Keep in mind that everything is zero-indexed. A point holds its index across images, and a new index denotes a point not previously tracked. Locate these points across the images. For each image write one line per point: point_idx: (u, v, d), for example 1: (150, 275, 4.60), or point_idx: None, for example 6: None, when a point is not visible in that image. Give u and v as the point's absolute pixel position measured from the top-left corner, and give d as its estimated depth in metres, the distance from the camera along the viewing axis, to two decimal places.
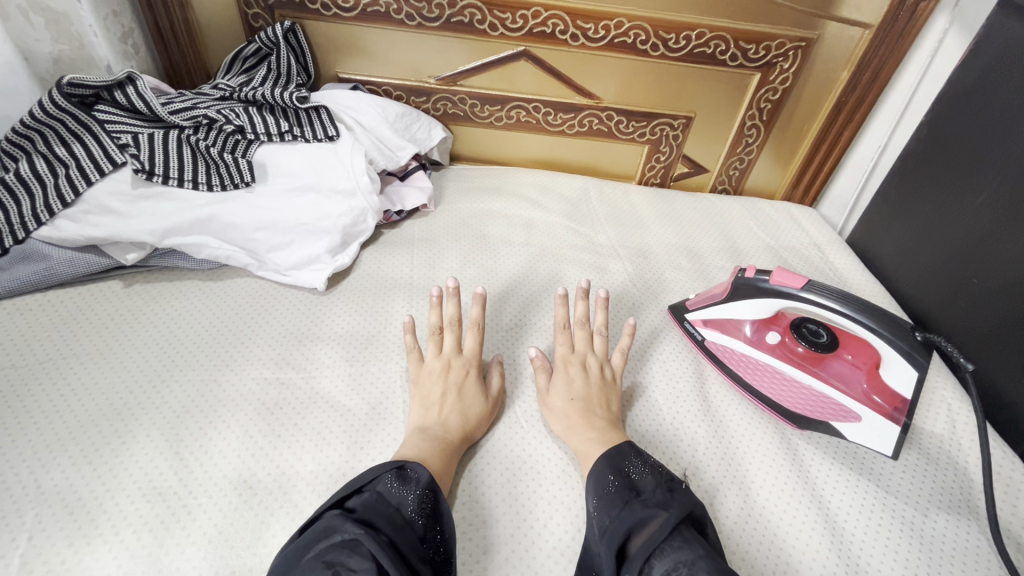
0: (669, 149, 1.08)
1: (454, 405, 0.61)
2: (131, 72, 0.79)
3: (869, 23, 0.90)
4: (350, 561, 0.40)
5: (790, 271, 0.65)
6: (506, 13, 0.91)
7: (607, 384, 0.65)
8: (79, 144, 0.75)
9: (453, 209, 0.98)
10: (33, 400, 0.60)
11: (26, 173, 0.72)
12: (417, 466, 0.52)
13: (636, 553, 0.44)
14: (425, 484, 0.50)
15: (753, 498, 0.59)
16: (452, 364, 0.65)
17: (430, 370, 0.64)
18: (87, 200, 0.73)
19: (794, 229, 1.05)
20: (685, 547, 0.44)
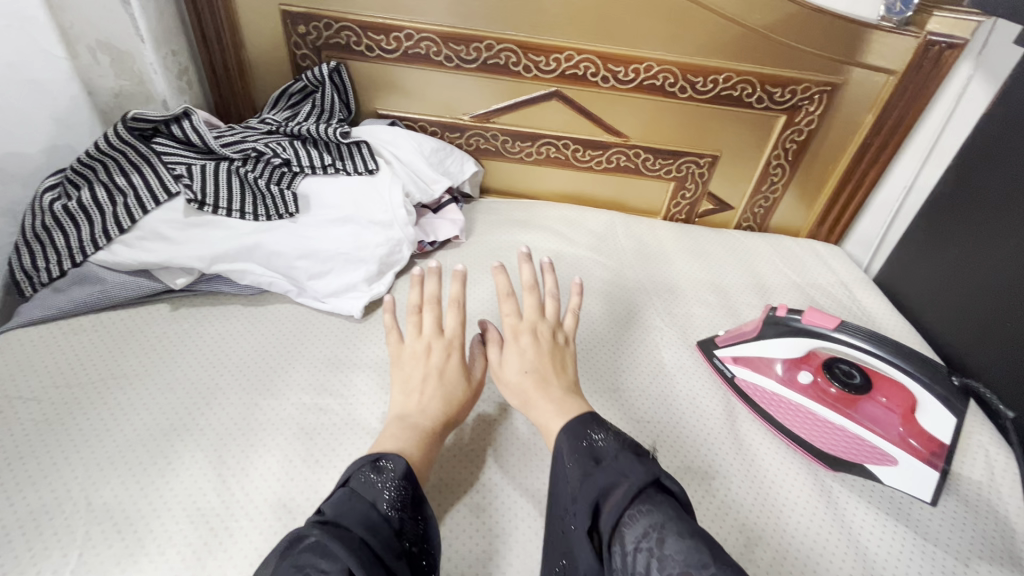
0: (694, 187, 1.10)
1: (434, 391, 0.59)
2: (187, 107, 0.84)
3: (894, 69, 0.92)
4: (320, 564, 0.41)
5: (822, 312, 0.66)
6: (540, 57, 0.95)
7: (560, 349, 0.63)
8: (138, 174, 0.79)
9: (483, 240, 1.01)
10: (85, 418, 0.63)
11: (88, 201, 0.77)
12: (394, 456, 0.52)
13: (608, 518, 0.45)
14: (399, 474, 0.50)
15: (789, 541, 0.58)
16: (428, 344, 0.62)
17: (412, 352, 0.62)
18: (142, 226, 0.77)
19: (821, 267, 1.05)
20: (654, 510, 0.43)
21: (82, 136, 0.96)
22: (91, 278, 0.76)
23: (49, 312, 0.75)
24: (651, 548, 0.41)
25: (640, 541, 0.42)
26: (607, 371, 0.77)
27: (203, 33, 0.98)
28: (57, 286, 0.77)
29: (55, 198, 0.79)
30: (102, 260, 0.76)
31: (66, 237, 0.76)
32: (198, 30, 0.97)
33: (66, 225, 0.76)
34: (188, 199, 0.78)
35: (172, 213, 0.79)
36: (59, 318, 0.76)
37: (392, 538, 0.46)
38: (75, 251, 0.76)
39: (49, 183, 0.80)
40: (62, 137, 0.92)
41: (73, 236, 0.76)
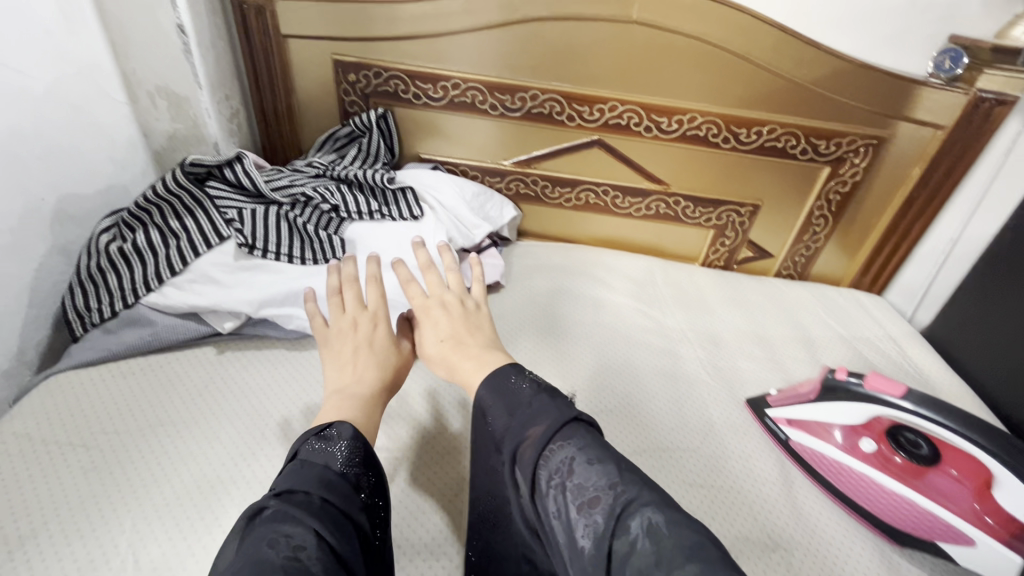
0: (734, 235, 1.10)
1: (366, 360, 0.63)
2: (240, 152, 0.85)
3: (942, 124, 0.91)
4: (289, 529, 0.41)
5: (886, 378, 0.64)
6: (584, 106, 0.96)
7: (470, 314, 0.68)
8: (192, 217, 0.81)
9: (523, 285, 1.00)
10: (133, 469, 0.63)
11: (142, 243, 0.79)
12: (339, 421, 0.54)
13: (528, 457, 0.47)
14: (348, 438, 0.52)
15: None
16: (357, 321, 0.67)
17: (338, 329, 0.66)
18: (194, 269, 0.78)
19: (867, 320, 1.03)
20: (567, 445, 0.46)
21: (133, 176, 0.98)
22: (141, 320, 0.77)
23: (98, 353, 0.75)
24: (563, 479, 0.44)
25: (554, 476, 0.45)
26: (651, 430, 0.75)
27: (257, 80, 1.01)
28: (107, 327, 0.77)
29: (110, 240, 0.81)
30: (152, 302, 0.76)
31: (120, 278, 0.78)
32: (252, 76, 1.00)
33: (121, 267, 0.78)
34: (239, 242, 0.79)
35: (222, 256, 0.79)
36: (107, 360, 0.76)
37: (351, 494, 0.48)
38: (128, 293, 0.77)
39: (106, 225, 0.82)
40: (117, 178, 0.95)
41: (127, 278, 0.77)
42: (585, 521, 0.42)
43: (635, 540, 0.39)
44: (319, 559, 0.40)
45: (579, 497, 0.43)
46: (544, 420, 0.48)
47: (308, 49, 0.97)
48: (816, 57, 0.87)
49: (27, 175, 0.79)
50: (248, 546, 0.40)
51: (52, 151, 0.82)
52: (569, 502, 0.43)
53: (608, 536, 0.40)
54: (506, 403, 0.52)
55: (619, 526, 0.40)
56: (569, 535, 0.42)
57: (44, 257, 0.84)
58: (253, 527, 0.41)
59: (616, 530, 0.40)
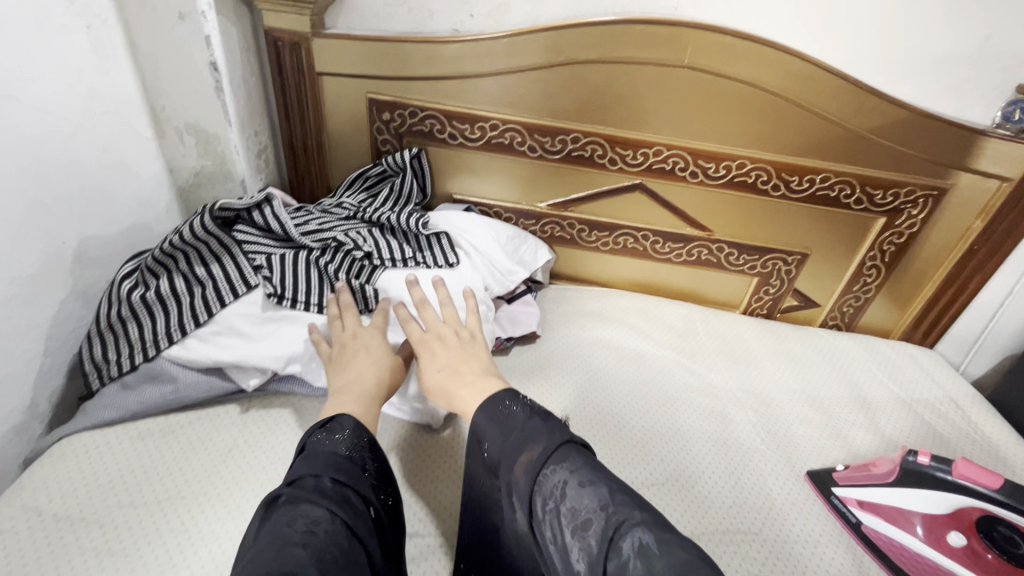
0: (779, 283, 1.04)
1: (362, 368, 0.68)
2: (270, 193, 0.80)
3: (1008, 176, 0.86)
4: (306, 509, 0.44)
5: (977, 466, 0.59)
6: (627, 150, 0.92)
7: (468, 345, 0.69)
8: (217, 263, 0.76)
9: (560, 335, 0.95)
10: (152, 549, 0.58)
11: (166, 292, 0.74)
12: (341, 414, 0.58)
13: (524, 480, 0.49)
14: (352, 427, 0.56)
15: None
16: (358, 329, 0.73)
17: (339, 346, 0.71)
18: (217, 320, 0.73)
19: (923, 378, 0.97)
20: (561, 469, 0.47)
21: (157, 214, 0.95)
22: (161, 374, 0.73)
23: (117, 411, 0.71)
24: (557, 503, 0.45)
25: (549, 501, 0.46)
26: (704, 505, 0.69)
27: (287, 117, 0.98)
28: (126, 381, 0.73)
29: (132, 286, 0.76)
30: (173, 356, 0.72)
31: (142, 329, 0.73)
32: (283, 113, 0.97)
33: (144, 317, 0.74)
34: (267, 293, 0.74)
35: (249, 305, 0.75)
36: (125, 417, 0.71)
37: (360, 474, 0.52)
38: (149, 345, 0.72)
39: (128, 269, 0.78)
40: (140, 216, 0.91)
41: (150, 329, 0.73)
42: (579, 544, 0.42)
43: (626, 561, 0.39)
44: (336, 533, 0.43)
45: (572, 521, 0.43)
46: (540, 442, 0.50)
47: (342, 87, 0.94)
48: (876, 105, 0.83)
49: (49, 218, 0.76)
50: (268, 528, 0.42)
51: (78, 192, 0.79)
52: (565, 526, 0.43)
53: (603, 560, 0.40)
54: (500, 425, 0.54)
55: (612, 548, 0.40)
56: (565, 556, 0.43)
57: (63, 302, 0.80)
58: (269, 512, 0.44)
59: (609, 554, 0.40)
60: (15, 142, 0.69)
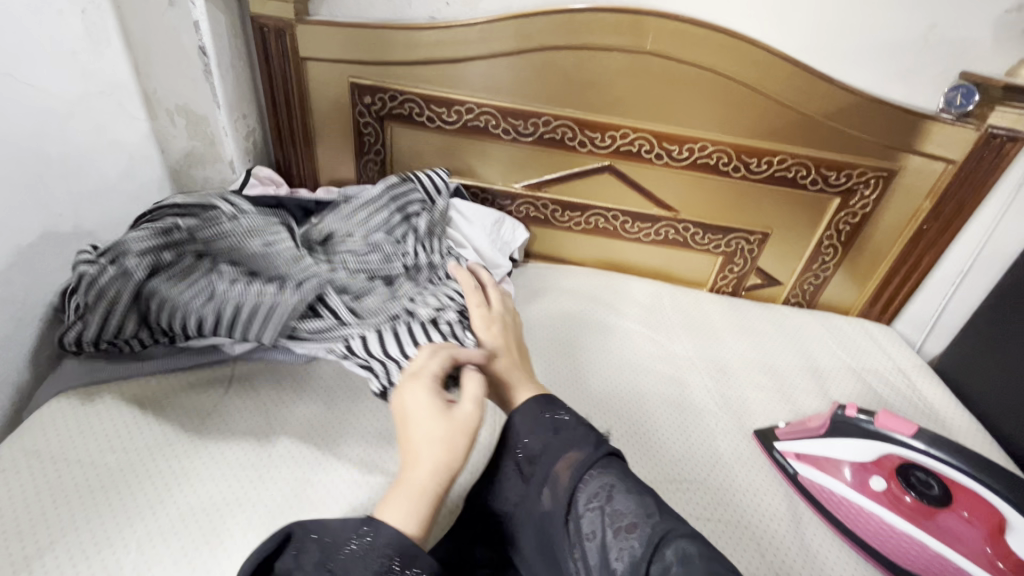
0: (743, 262, 1.10)
1: (429, 449, 0.53)
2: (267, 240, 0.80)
3: (953, 158, 0.91)
4: None
5: (897, 416, 0.65)
6: (596, 133, 0.97)
7: (519, 340, 0.75)
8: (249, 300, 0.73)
9: (533, 309, 1.01)
10: (141, 489, 0.63)
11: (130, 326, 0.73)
12: (381, 528, 0.47)
13: (567, 481, 0.52)
14: (388, 547, 0.45)
15: None
16: (420, 389, 0.58)
17: (413, 414, 0.56)
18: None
19: (876, 351, 1.02)
20: (605, 473, 0.51)
21: (150, 192, 1.00)
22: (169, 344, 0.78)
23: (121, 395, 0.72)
24: (602, 504, 0.49)
25: (592, 499, 0.50)
26: (658, 455, 0.75)
27: (274, 101, 1.03)
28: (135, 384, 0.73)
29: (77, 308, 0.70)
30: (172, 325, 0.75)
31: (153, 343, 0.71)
32: (269, 96, 1.02)
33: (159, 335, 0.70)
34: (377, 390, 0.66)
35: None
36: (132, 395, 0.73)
37: None
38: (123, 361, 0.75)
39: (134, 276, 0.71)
40: (135, 194, 0.97)
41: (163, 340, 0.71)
42: (621, 545, 0.46)
43: (669, 566, 0.43)
44: None
45: (615, 522, 0.47)
46: (580, 447, 0.54)
47: (325, 72, 0.99)
48: (827, 90, 0.88)
49: (46, 192, 0.81)
50: None
51: (74, 169, 0.84)
52: (606, 526, 0.47)
53: (645, 562, 0.44)
54: (547, 424, 0.58)
55: (655, 554, 0.44)
56: (602, 554, 0.47)
57: (59, 273, 0.86)
58: None
59: (651, 556, 0.44)
60: (13, 119, 0.74)
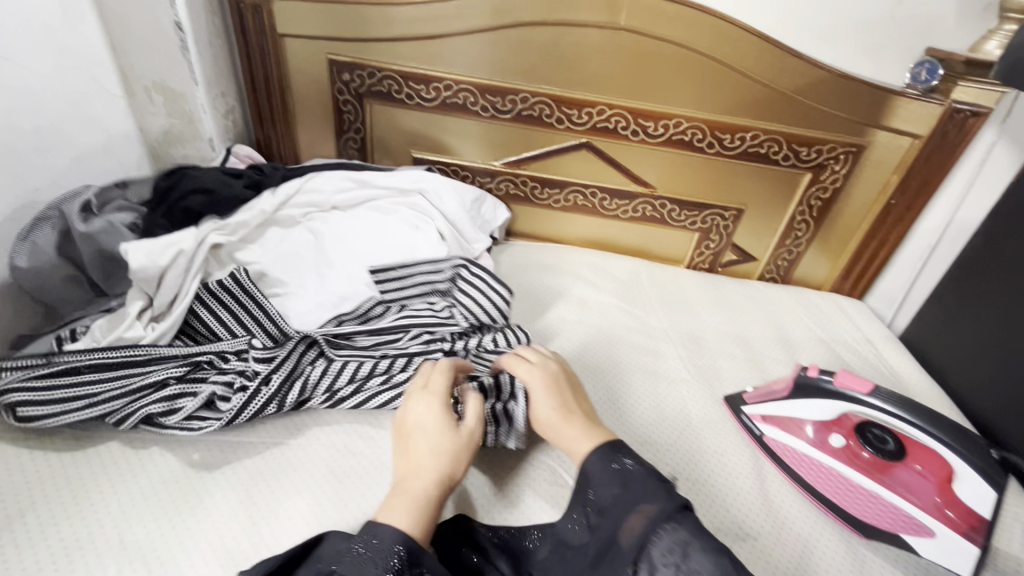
0: (719, 238, 1.12)
1: (427, 452, 0.58)
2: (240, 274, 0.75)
3: (919, 133, 0.94)
4: None
5: (853, 375, 0.68)
6: (572, 110, 0.99)
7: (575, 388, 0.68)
8: (285, 379, 0.69)
9: (512, 284, 1.02)
10: (121, 453, 0.65)
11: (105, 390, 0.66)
12: (381, 529, 0.49)
13: (639, 537, 0.50)
14: (393, 547, 0.48)
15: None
16: (431, 403, 0.61)
17: (416, 425, 0.60)
18: (196, 230, 0.79)
19: (845, 323, 1.05)
20: (681, 530, 0.48)
21: None
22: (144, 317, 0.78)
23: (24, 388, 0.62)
24: (678, 561, 0.46)
25: (667, 555, 0.47)
26: (638, 423, 0.77)
27: (252, 78, 1.03)
28: (47, 395, 0.63)
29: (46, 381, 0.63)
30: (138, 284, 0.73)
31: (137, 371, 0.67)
32: (248, 74, 1.02)
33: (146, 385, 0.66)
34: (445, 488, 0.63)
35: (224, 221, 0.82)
36: (21, 408, 0.62)
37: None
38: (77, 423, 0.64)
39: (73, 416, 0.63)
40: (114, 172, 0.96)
41: (139, 381, 0.66)
42: None
43: None
44: None
45: None
46: (655, 500, 0.51)
47: (303, 48, 0.99)
48: (797, 66, 0.90)
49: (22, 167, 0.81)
50: None
51: (50, 144, 0.85)
52: None
53: None
54: (615, 476, 0.55)
55: None
56: None
57: None
58: None
59: None
60: None
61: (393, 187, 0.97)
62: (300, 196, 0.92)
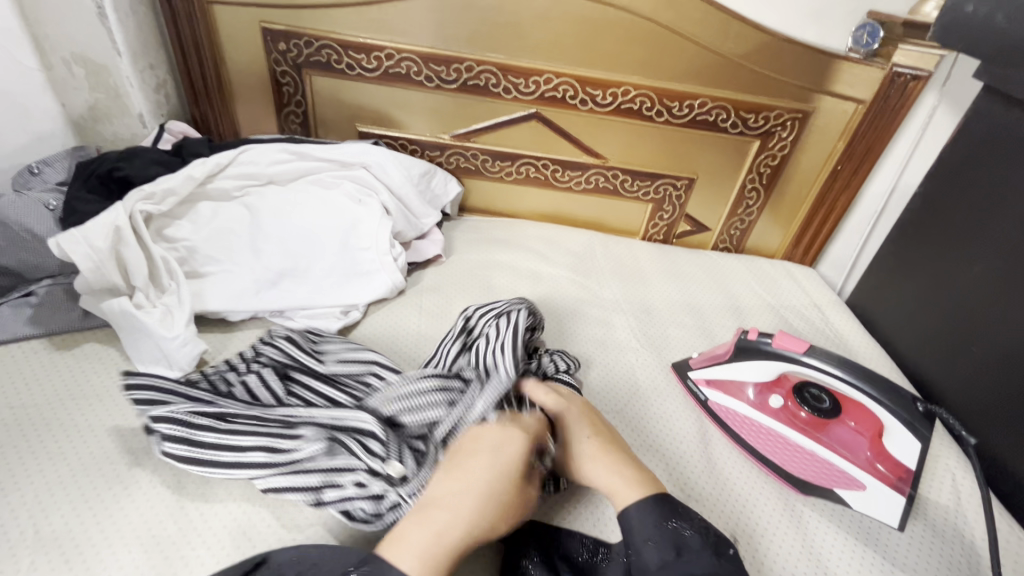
0: (672, 209, 1.12)
1: (480, 493, 0.52)
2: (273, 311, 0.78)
3: (862, 98, 0.95)
4: None
5: (792, 335, 0.69)
6: (519, 79, 0.96)
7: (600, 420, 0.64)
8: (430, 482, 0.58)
9: (463, 260, 1.00)
10: (40, 442, 0.62)
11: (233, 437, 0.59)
12: (389, 568, 0.46)
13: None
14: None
15: (767, 542, 0.60)
16: (512, 449, 0.56)
17: (479, 460, 0.55)
18: (123, 204, 0.74)
19: (795, 289, 1.07)
20: None
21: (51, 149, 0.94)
22: (81, 299, 0.74)
23: (199, 427, 0.59)
24: None
25: None
26: (642, 426, 0.72)
27: (182, 48, 0.97)
28: (198, 437, 0.58)
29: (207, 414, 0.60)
30: (94, 278, 0.70)
31: (290, 441, 0.58)
32: (177, 44, 0.96)
33: (296, 465, 0.57)
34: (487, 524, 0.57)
35: (152, 189, 0.78)
36: (151, 423, 0.59)
37: None
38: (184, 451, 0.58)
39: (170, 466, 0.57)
40: None
41: (289, 450, 0.58)
42: None
43: None
44: None
45: None
46: None
47: (234, 17, 0.95)
48: (742, 31, 0.89)
49: None
50: None
51: None
52: None
53: None
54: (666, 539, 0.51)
55: None
56: None
57: None
58: None
59: None
60: None
61: (334, 159, 0.94)
62: (235, 168, 0.88)
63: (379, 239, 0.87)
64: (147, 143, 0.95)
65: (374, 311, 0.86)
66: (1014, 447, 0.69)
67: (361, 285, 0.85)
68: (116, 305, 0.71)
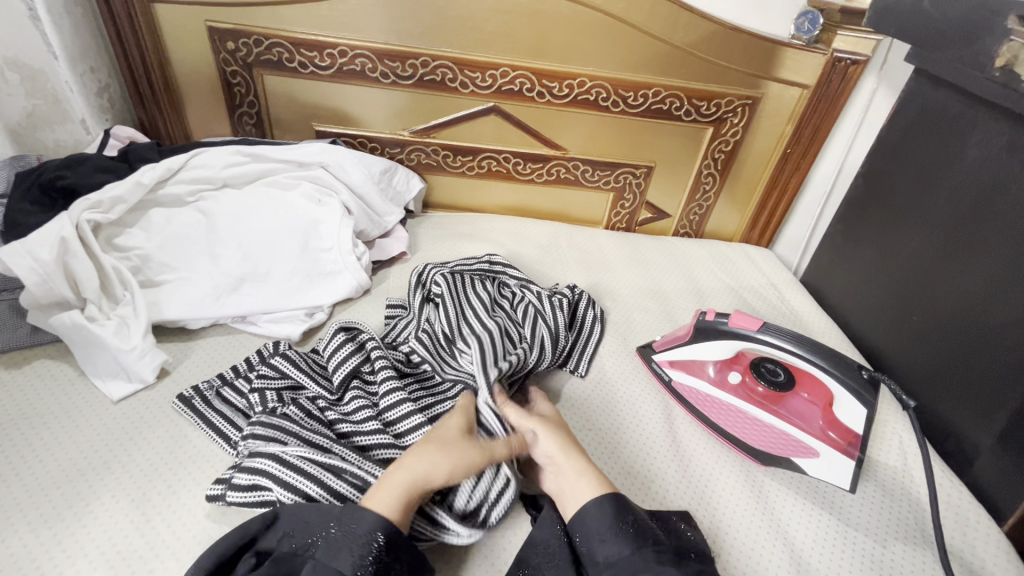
0: (633, 197, 1.14)
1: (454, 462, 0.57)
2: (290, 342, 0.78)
3: (806, 83, 0.98)
4: None
5: (746, 315, 0.73)
6: (476, 73, 0.96)
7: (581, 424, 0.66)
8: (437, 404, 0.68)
9: (428, 256, 1.00)
10: None
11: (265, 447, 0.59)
12: (364, 516, 0.50)
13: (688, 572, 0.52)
14: (370, 538, 0.49)
15: (747, 513, 0.64)
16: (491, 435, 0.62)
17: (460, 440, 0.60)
18: (69, 213, 0.72)
19: (752, 269, 1.11)
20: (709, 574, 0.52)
21: None
22: (29, 314, 0.71)
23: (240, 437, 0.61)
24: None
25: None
26: (617, 412, 0.74)
27: (122, 48, 0.93)
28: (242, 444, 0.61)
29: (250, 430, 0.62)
30: (39, 292, 0.67)
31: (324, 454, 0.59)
32: (120, 48, 0.93)
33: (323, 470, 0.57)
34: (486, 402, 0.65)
35: (98, 198, 0.75)
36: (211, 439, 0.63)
37: None
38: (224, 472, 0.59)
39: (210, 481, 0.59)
40: None
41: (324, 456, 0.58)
42: None
43: None
44: None
45: None
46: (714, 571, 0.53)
47: (179, 17, 0.92)
48: (690, 21, 0.92)
49: None
50: None
51: None
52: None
53: None
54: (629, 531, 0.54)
55: None
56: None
57: None
58: None
59: None
60: None
61: (291, 160, 0.92)
62: (188, 172, 0.85)
63: (341, 239, 0.86)
64: (92, 150, 0.91)
65: (339, 311, 0.86)
66: (953, 407, 0.73)
67: (326, 287, 0.84)
68: (67, 319, 0.69)
